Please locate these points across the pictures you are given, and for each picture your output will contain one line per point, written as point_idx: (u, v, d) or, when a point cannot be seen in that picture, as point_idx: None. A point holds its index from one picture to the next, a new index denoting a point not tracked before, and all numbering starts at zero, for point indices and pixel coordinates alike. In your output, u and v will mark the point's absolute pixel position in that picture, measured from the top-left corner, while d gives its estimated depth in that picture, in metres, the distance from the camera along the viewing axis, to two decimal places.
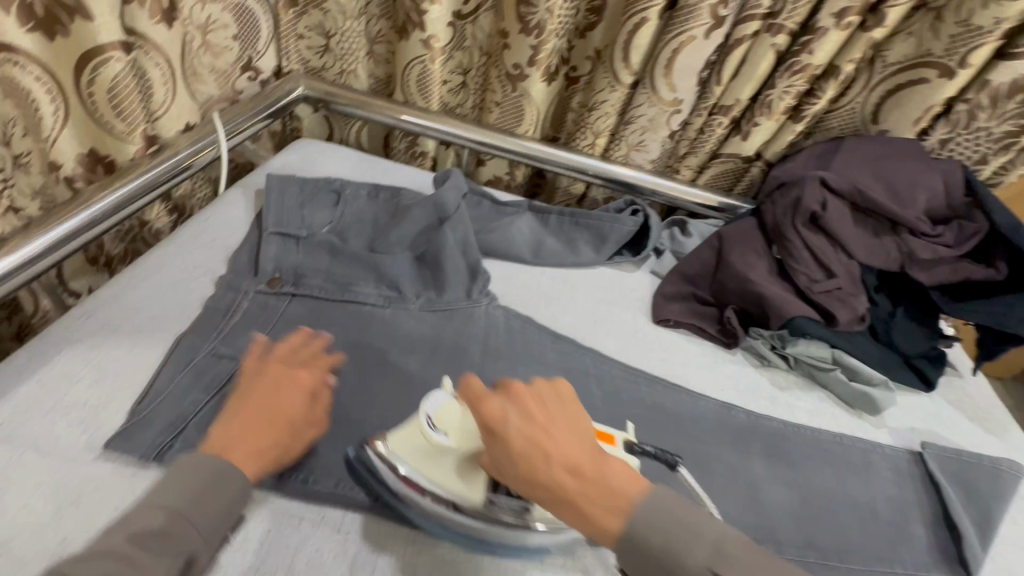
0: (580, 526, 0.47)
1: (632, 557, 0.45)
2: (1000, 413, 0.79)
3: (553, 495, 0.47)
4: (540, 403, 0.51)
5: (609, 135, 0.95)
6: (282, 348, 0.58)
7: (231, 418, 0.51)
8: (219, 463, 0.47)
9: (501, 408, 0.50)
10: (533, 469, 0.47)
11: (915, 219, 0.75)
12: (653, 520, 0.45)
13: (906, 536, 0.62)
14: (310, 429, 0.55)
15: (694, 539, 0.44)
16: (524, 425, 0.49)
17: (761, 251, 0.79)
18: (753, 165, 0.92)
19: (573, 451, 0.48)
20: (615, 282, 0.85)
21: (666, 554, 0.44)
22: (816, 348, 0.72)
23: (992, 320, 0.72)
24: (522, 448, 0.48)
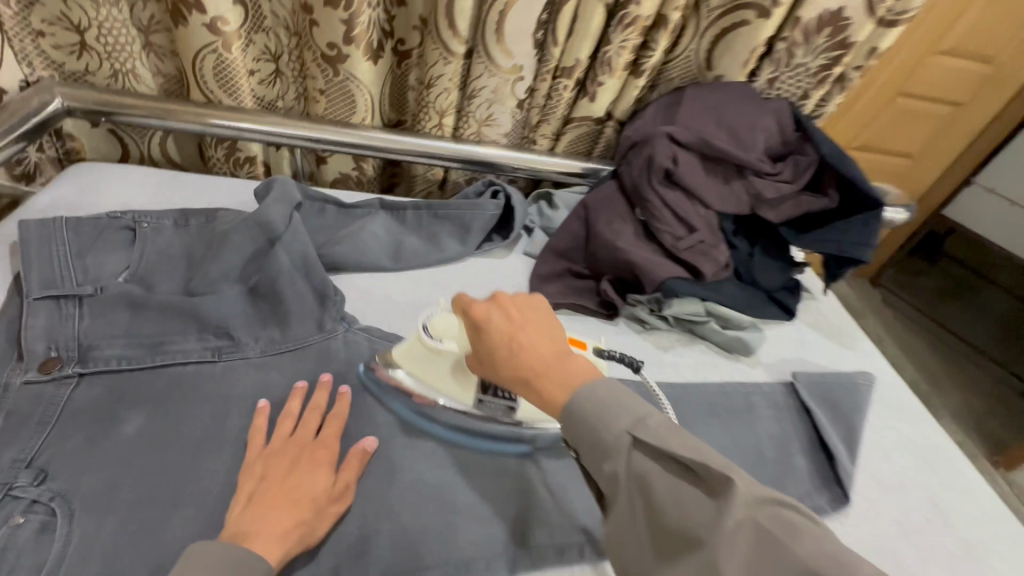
0: (538, 404, 0.49)
1: (569, 425, 0.46)
2: (850, 325, 0.86)
3: (515, 375, 0.50)
4: (523, 306, 0.54)
5: (453, 112, 0.87)
6: (280, 420, 0.55)
7: (254, 502, 0.48)
8: (240, 552, 0.43)
9: (485, 306, 0.53)
10: (503, 357, 0.51)
11: (756, 161, 0.76)
12: (592, 397, 0.46)
13: (790, 468, 0.65)
14: (337, 505, 0.51)
15: (623, 411, 0.45)
16: (508, 323, 0.52)
17: (625, 215, 0.77)
18: (605, 125, 0.90)
19: (542, 344, 0.51)
20: (487, 274, 0.80)
21: (596, 424, 0.45)
22: (688, 305, 0.73)
23: (832, 245, 0.76)
24: (499, 337, 0.52)
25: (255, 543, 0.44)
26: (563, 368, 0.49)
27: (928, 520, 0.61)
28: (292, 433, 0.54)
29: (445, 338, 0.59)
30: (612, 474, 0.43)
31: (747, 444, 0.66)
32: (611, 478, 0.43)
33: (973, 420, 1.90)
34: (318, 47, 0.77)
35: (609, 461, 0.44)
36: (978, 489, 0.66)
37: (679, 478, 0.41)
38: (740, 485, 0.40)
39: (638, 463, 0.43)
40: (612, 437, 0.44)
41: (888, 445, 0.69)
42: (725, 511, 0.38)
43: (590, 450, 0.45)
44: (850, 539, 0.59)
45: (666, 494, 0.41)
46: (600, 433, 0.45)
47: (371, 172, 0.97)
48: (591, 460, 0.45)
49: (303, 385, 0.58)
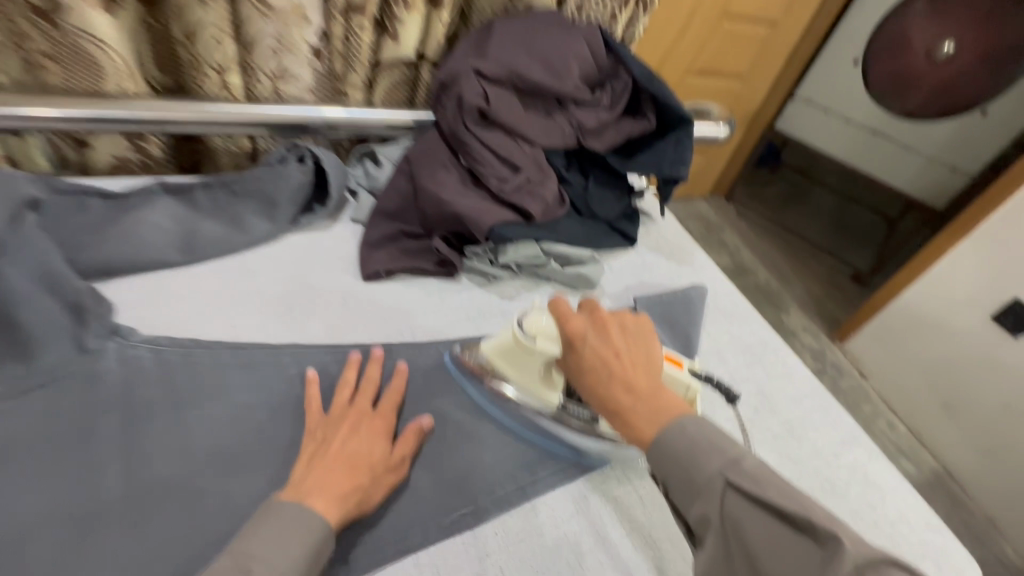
0: (624, 432, 0.49)
1: (658, 460, 0.46)
2: (687, 243, 0.91)
3: (609, 404, 0.50)
4: (624, 332, 0.53)
5: (235, 66, 0.73)
6: (338, 389, 0.54)
7: (316, 464, 0.47)
8: (303, 507, 0.43)
9: (583, 325, 0.53)
10: (593, 380, 0.51)
11: (573, 89, 0.74)
12: (684, 435, 0.45)
13: None
14: (391, 475, 0.52)
15: (715, 451, 0.44)
16: (600, 342, 0.52)
17: (448, 163, 0.72)
18: (421, 69, 0.83)
19: (634, 371, 0.50)
20: (309, 250, 0.70)
21: (684, 459, 0.44)
22: (525, 248, 0.71)
23: (655, 167, 0.78)
24: (591, 359, 0.51)
25: (318, 500, 0.44)
26: (651, 401, 0.49)
27: (757, 409, 0.67)
28: (352, 401, 0.54)
29: (539, 337, 0.56)
30: (703, 518, 0.42)
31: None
32: (702, 521, 0.42)
33: (816, 305, 2.19)
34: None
35: (701, 503, 0.43)
36: (798, 371, 0.73)
37: (770, 522, 0.40)
38: (847, 545, 0.38)
39: (731, 507, 0.41)
40: (706, 478, 0.43)
41: (720, 349, 0.73)
42: (835, 565, 0.37)
43: (680, 484, 0.44)
44: None
45: (765, 545, 0.39)
46: (691, 470, 0.44)
47: (160, 153, 0.82)
48: (683, 499, 0.44)
49: (356, 357, 0.57)
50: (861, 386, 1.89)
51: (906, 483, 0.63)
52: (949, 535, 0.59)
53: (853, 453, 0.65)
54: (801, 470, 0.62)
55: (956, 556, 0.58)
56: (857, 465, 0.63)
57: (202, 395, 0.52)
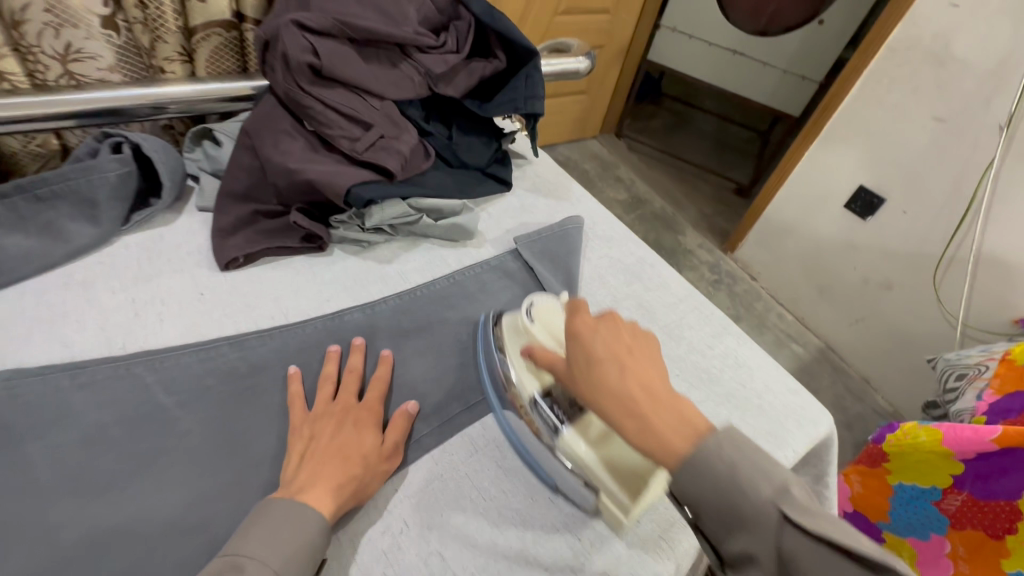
0: (639, 445, 0.41)
1: (695, 490, 0.39)
2: (562, 178, 0.92)
3: (612, 408, 0.42)
4: (631, 330, 0.47)
5: (7, 52, 0.62)
6: (320, 384, 0.54)
7: (311, 458, 0.47)
8: (295, 503, 0.43)
9: (595, 320, 0.47)
10: (584, 370, 0.44)
11: (412, 35, 0.70)
12: (721, 457, 0.39)
13: None
14: (387, 462, 0.51)
15: (764, 476, 0.38)
16: (607, 334, 0.45)
17: (292, 130, 0.67)
18: (245, 30, 0.75)
19: (648, 373, 0.44)
20: (151, 249, 0.64)
21: (722, 499, 0.38)
22: (392, 208, 0.68)
23: (513, 107, 0.77)
24: (598, 353, 0.44)
25: (312, 495, 0.44)
26: (663, 406, 0.41)
27: (638, 321, 0.71)
28: (335, 397, 0.53)
29: (540, 321, 0.56)
30: (745, 554, 0.37)
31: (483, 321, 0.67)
32: (744, 556, 0.37)
33: (707, 221, 2.36)
34: None
35: (744, 531, 0.37)
36: (672, 280, 0.79)
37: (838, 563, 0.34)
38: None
39: (788, 546, 0.35)
40: (755, 508, 0.37)
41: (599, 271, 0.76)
42: None
43: (715, 503, 0.38)
44: None
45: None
46: (738, 500, 0.37)
47: None
48: (720, 532, 0.38)
49: (337, 349, 0.57)
50: (752, 288, 2.09)
51: (770, 359, 0.70)
52: (807, 395, 0.68)
53: (725, 343, 0.71)
54: (681, 366, 0.67)
55: (814, 410, 0.66)
56: (729, 352, 0.70)
57: (39, 427, 0.46)
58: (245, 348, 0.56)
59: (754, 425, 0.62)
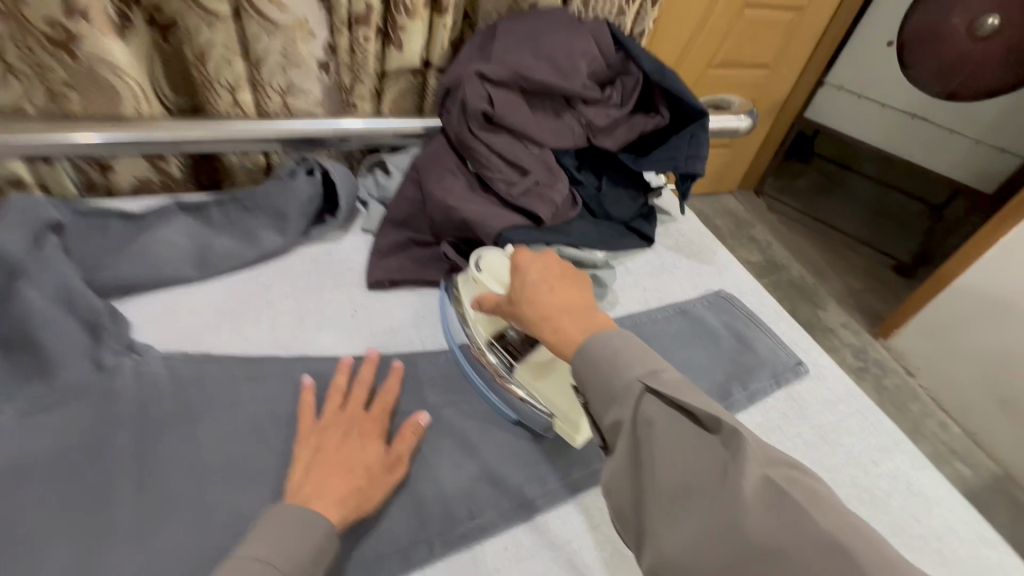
0: (553, 343, 0.47)
1: (578, 371, 0.44)
2: (706, 240, 0.87)
3: (537, 320, 0.49)
4: (561, 262, 0.54)
5: (245, 85, 0.74)
6: (328, 396, 0.53)
7: (314, 471, 0.46)
8: (304, 513, 0.43)
9: (532, 257, 0.52)
10: (519, 293, 0.51)
11: (581, 89, 0.72)
12: (604, 340, 0.44)
13: None
14: (389, 475, 0.49)
15: (636, 362, 0.42)
16: (539, 270, 0.51)
17: (456, 169, 0.71)
18: (429, 76, 0.82)
19: (569, 296, 0.49)
20: (320, 261, 0.71)
21: (602, 369, 0.42)
22: (534, 254, 0.68)
23: (669, 165, 0.75)
24: (529, 279, 0.51)
25: (318, 503, 0.44)
26: (575, 314, 0.48)
27: (784, 414, 0.63)
28: (343, 407, 0.52)
29: (486, 272, 0.61)
30: (616, 423, 0.40)
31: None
32: (614, 427, 0.40)
33: (855, 299, 2.08)
34: (34, 27, 0.62)
35: (614, 409, 0.40)
36: (829, 372, 0.69)
37: (689, 429, 0.38)
38: (749, 446, 0.37)
39: (648, 412, 0.39)
40: (621, 382, 0.41)
41: (742, 350, 0.69)
42: (735, 458, 0.36)
43: (593, 385, 0.42)
44: None
45: (670, 444, 0.38)
46: (610, 376, 0.41)
47: (179, 170, 0.85)
48: (598, 406, 0.41)
49: (350, 359, 0.56)
50: (908, 385, 1.78)
51: (955, 494, 0.58)
52: (1005, 550, 0.54)
53: (894, 461, 0.60)
54: (835, 479, 0.57)
55: (1014, 573, 0.53)
56: (897, 473, 0.59)
57: (212, 408, 0.52)
58: (382, 368, 0.60)
59: (928, 574, 0.51)
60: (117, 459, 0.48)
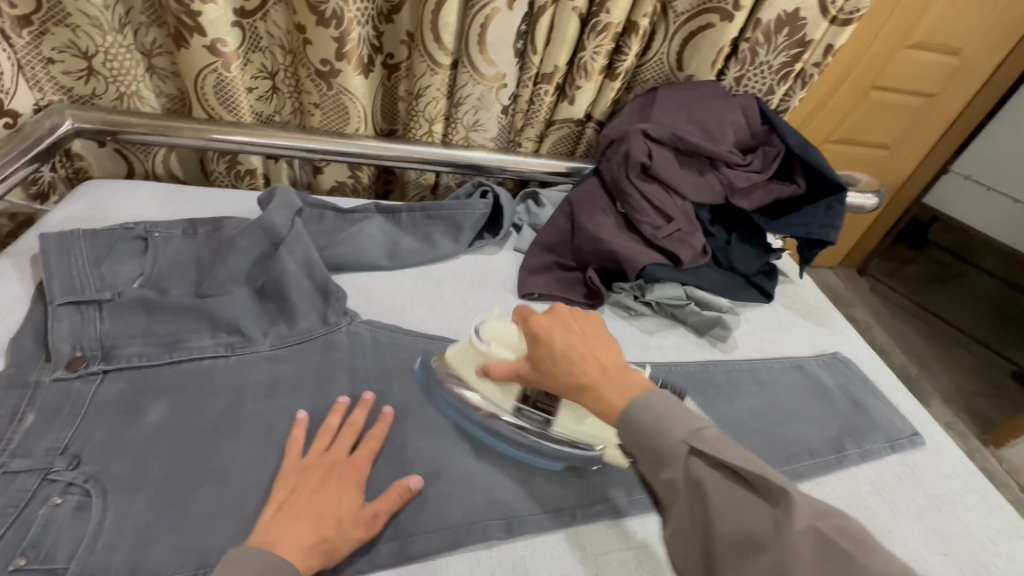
0: (596, 409, 0.49)
1: (624, 432, 0.46)
2: (826, 306, 0.91)
3: (569, 385, 0.51)
4: (576, 313, 0.57)
5: (441, 119, 0.91)
6: (320, 434, 0.56)
7: (284, 510, 0.48)
8: (268, 556, 0.43)
9: (548, 321, 0.55)
10: (546, 365, 0.52)
11: (728, 153, 0.81)
12: (649, 409, 0.45)
13: (776, 438, 0.68)
14: (360, 531, 0.49)
15: (678, 421, 0.44)
16: (564, 333, 0.53)
17: (606, 208, 0.82)
18: (586, 127, 0.95)
19: (598, 351, 0.53)
20: (480, 269, 0.83)
21: (654, 437, 0.44)
22: (669, 290, 0.77)
23: (801, 230, 0.82)
24: (557, 348, 0.52)
25: (283, 548, 0.44)
26: (619, 377, 0.50)
27: (899, 476, 0.65)
28: (329, 448, 0.55)
29: (492, 342, 0.61)
30: (671, 484, 0.43)
31: (727, 415, 0.69)
32: (670, 486, 0.43)
33: (964, 400, 1.93)
34: (310, 63, 0.82)
35: (667, 469, 0.43)
36: (948, 449, 0.70)
37: (738, 491, 0.40)
38: (797, 498, 0.39)
39: (696, 470, 0.42)
40: (669, 445, 0.43)
41: (857, 412, 0.72)
42: (784, 515, 0.38)
43: (645, 457, 0.44)
44: (825, 491, 0.63)
45: (724, 505, 0.40)
46: (658, 441, 0.44)
47: (367, 180, 1.03)
48: (650, 466, 0.44)
49: (346, 401, 0.59)
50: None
51: None
52: None
53: (1015, 545, 0.60)
54: (950, 547, 0.59)
55: None
56: (1018, 557, 0.59)
57: (403, 371, 0.65)
58: None
59: None
60: (336, 395, 0.61)
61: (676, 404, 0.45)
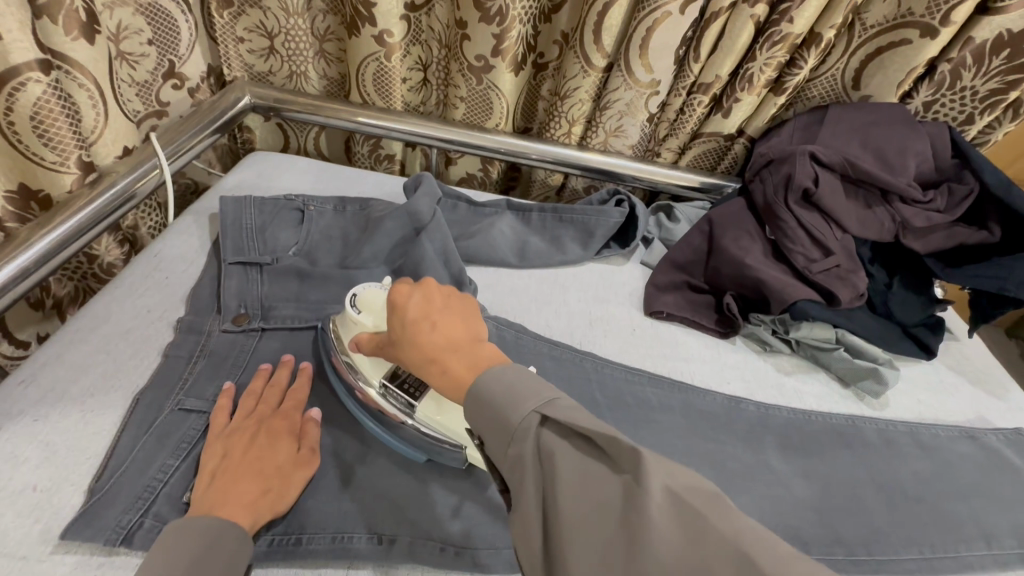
0: (441, 382, 0.42)
1: (472, 404, 0.38)
2: (999, 371, 0.78)
3: (421, 358, 0.44)
4: (447, 291, 0.48)
5: (582, 122, 0.89)
6: (241, 399, 0.55)
7: (220, 478, 0.48)
8: (214, 524, 0.44)
9: (409, 287, 0.47)
10: (405, 335, 0.45)
11: (907, 186, 0.72)
12: (503, 379, 0.38)
13: (941, 520, 0.60)
14: (303, 471, 0.51)
15: (537, 392, 0.37)
16: (422, 300, 0.46)
17: (753, 232, 0.76)
18: (735, 142, 0.89)
19: (452, 329, 0.44)
20: (605, 279, 0.81)
21: (501, 407, 0.37)
22: (817, 330, 0.70)
23: (990, 284, 0.70)
24: (409, 316, 0.45)
25: (227, 509, 0.45)
26: (470, 351, 0.42)
27: None
28: (253, 409, 0.54)
29: (366, 312, 0.56)
30: (516, 463, 0.35)
31: (883, 478, 0.63)
32: (516, 464, 0.35)
33: None
34: (466, 59, 0.84)
35: (515, 444, 0.36)
36: None
37: (594, 470, 0.33)
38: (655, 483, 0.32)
39: (547, 443, 0.35)
40: (519, 417, 0.36)
41: None
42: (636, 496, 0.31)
43: (496, 432, 0.37)
44: None
45: (573, 479, 0.33)
46: (507, 413, 0.36)
47: (496, 174, 1.04)
48: (495, 441, 0.37)
49: (265, 366, 0.58)
50: None
51: None
52: None
53: None
54: None
55: None
56: None
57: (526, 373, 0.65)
58: (659, 388, 0.67)
59: None
60: None
61: (545, 382, 0.38)
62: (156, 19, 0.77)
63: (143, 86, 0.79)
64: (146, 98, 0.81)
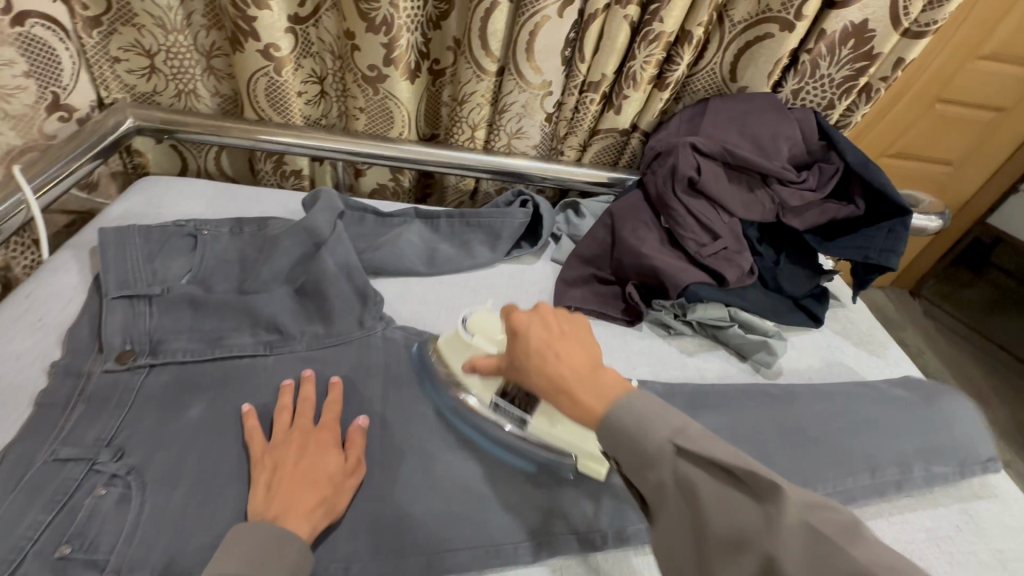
0: (573, 416, 0.43)
1: (604, 433, 0.41)
2: (880, 332, 0.85)
3: (550, 387, 0.45)
4: (562, 316, 0.51)
5: (484, 126, 0.90)
6: (278, 415, 0.57)
7: (277, 490, 0.49)
8: (276, 530, 0.46)
9: (527, 316, 0.50)
10: (530, 358, 0.47)
11: (781, 169, 0.77)
12: (628, 407, 0.41)
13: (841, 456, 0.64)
14: (353, 479, 0.53)
15: (664, 420, 0.39)
16: (540, 328, 0.49)
17: (649, 222, 0.79)
18: (631, 136, 0.93)
19: (578, 356, 0.46)
20: (517, 278, 0.82)
21: (634, 437, 0.39)
22: (712, 310, 0.75)
23: (856, 252, 0.77)
24: (533, 344, 0.48)
25: (289, 519, 0.47)
26: (597, 378, 0.44)
27: (961, 530, 0.62)
28: (291, 424, 0.56)
29: (478, 335, 0.62)
30: (658, 487, 0.38)
31: (789, 424, 0.66)
32: (659, 489, 0.38)
33: None
34: (358, 69, 0.83)
35: (653, 472, 0.38)
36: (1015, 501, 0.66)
37: (737, 496, 0.35)
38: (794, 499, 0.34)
39: (686, 471, 0.37)
40: (652, 445, 0.38)
41: (938, 431, 0.67)
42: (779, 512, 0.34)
43: (631, 462, 0.39)
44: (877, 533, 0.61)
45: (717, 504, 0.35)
46: (642, 441, 0.39)
47: (408, 182, 1.03)
48: (630, 468, 0.39)
49: (291, 383, 0.60)
50: None
51: None
52: None
53: None
54: None
55: None
56: None
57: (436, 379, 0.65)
58: None
59: None
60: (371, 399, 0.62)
61: (669, 405, 0.41)
62: (32, 50, 0.73)
63: (22, 121, 0.74)
64: (24, 133, 0.75)
